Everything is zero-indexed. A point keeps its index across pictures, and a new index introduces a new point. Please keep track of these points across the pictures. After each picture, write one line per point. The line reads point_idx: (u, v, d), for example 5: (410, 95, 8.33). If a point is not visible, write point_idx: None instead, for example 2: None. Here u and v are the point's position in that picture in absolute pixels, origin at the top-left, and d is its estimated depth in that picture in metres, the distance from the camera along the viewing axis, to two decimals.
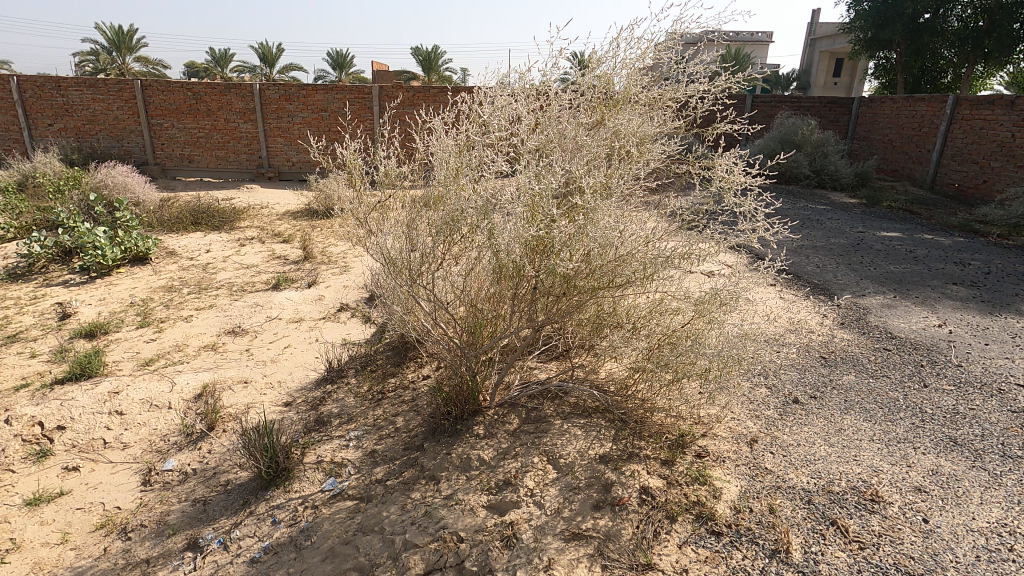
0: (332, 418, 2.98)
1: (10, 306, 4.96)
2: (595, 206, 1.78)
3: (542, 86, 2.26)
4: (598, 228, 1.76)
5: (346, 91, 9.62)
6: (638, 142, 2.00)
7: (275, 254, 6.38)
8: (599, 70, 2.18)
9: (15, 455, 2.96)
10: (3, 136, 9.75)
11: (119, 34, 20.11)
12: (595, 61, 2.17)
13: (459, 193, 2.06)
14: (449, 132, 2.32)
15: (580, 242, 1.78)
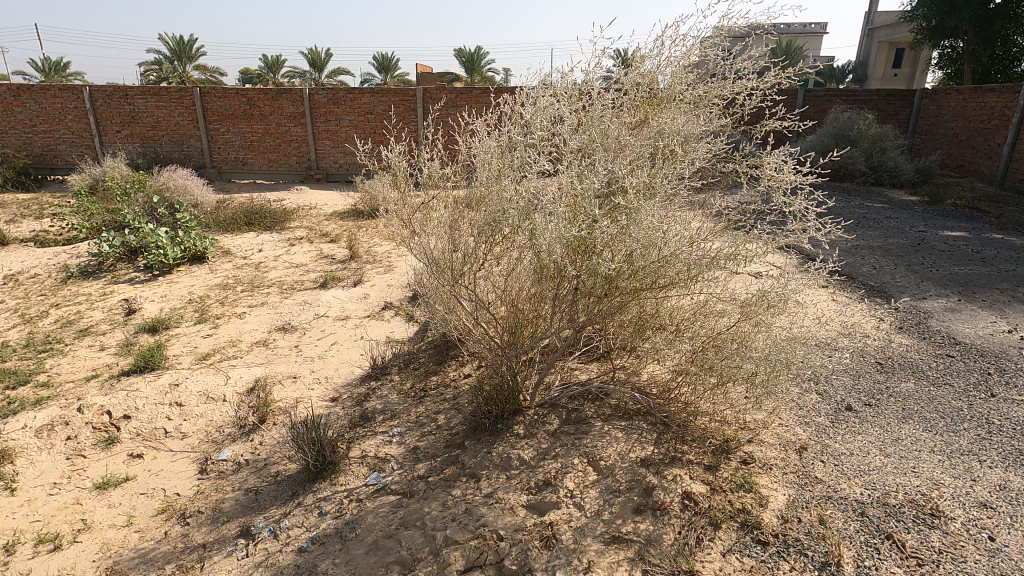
0: (376, 414, 3.06)
1: (82, 302, 5.32)
2: (638, 206, 1.75)
3: (583, 86, 2.25)
4: (640, 229, 1.73)
5: (391, 94, 9.81)
6: (683, 140, 1.95)
7: (323, 254, 6.58)
8: (642, 67, 2.15)
9: (86, 441, 3.17)
10: (77, 143, 10.45)
11: (180, 44, 21.21)
12: (639, 58, 2.12)
13: (499, 194, 2.07)
14: (491, 133, 2.32)
15: (623, 243, 1.76)
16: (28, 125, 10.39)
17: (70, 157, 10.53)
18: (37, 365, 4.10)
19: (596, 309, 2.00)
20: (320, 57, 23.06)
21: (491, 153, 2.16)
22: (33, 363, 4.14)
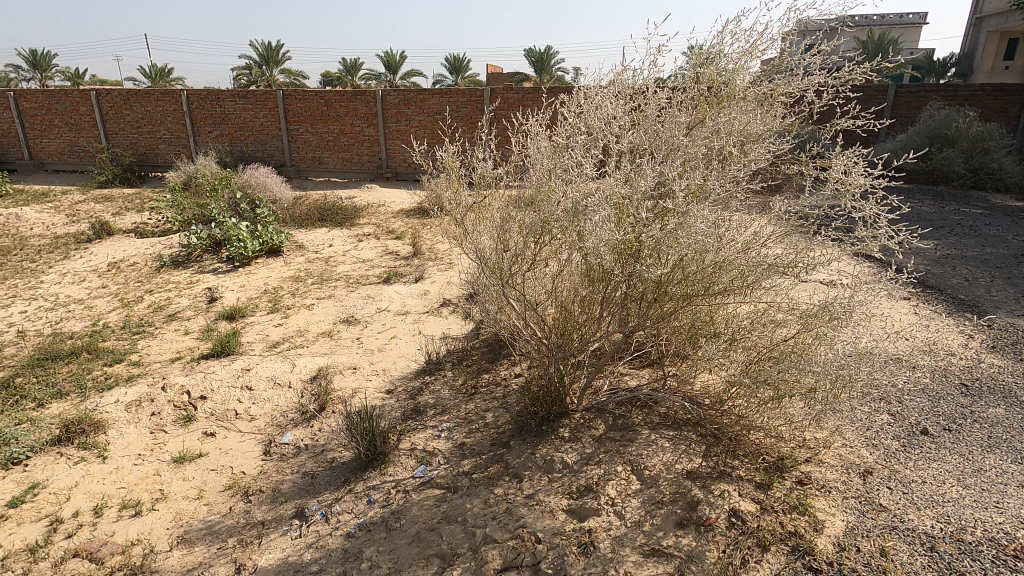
0: (428, 408, 3.14)
1: (171, 289, 5.78)
2: (687, 209, 1.69)
3: (637, 85, 2.20)
4: (690, 234, 1.67)
5: (460, 95, 9.99)
6: (740, 141, 1.86)
7: (388, 250, 6.81)
8: (699, 64, 2.07)
9: (168, 418, 3.45)
10: (174, 143, 11.37)
11: (268, 49, 22.60)
12: (696, 55, 2.04)
13: (548, 195, 2.07)
14: (543, 134, 2.31)
15: (671, 247, 1.71)
16: (134, 126, 11.42)
17: (169, 156, 11.48)
18: (131, 346, 4.50)
19: (643, 315, 1.95)
20: (396, 60, 23.91)
21: (541, 153, 2.15)
22: (128, 343, 4.55)
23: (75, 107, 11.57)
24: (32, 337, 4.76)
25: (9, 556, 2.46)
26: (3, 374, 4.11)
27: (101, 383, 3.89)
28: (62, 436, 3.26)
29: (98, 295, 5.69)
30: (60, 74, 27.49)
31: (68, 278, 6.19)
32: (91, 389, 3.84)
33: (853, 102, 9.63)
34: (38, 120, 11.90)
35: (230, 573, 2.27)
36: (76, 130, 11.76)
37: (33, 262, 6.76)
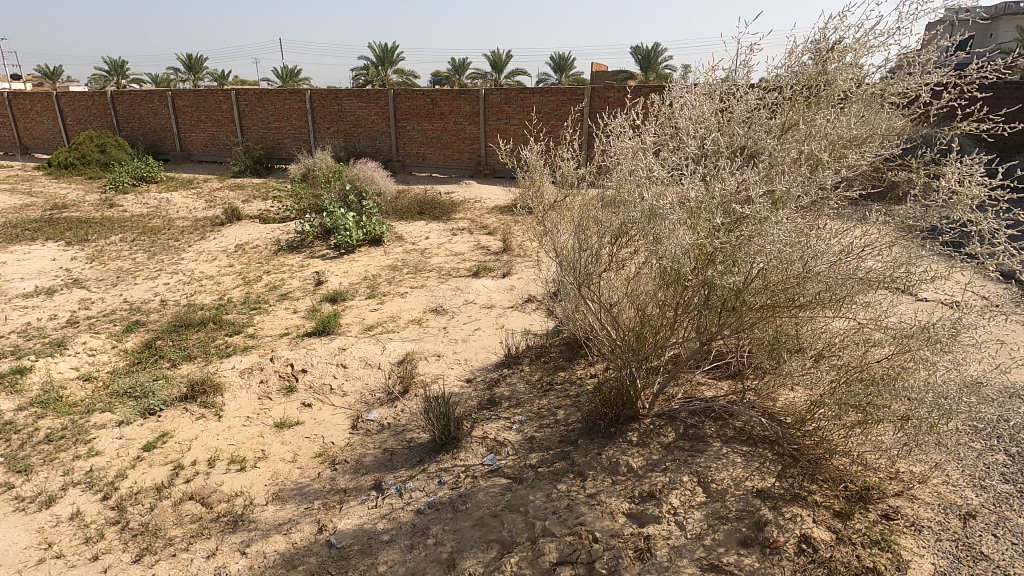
0: (503, 400, 3.23)
1: (285, 271, 6.37)
2: (767, 216, 1.62)
3: (729, 84, 2.12)
4: (768, 242, 1.60)
5: (560, 93, 10.01)
6: (835, 145, 1.75)
7: (480, 245, 7.02)
8: (797, 62, 1.96)
9: (274, 386, 3.82)
10: (298, 138, 12.45)
11: (385, 51, 24.01)
12: (793, 53, 1.94)
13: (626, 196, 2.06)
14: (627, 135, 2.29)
15: (748, 255, 1.65)
16: (265, 123, 12.64)
17: (292, 150, 12.59)
18: (248, 319, 5.03)
19: (718, 324, 1.89)
20: (502, 59, 24.46)
21: (622, 153, 2.14)
22: (247, 317, 5.09)
23: (219, 105, 13.03)
24: (172, 306, 5.47)
25: (141, 491, 2.88)
26: (148, 336, 4.77)
27: (222, 351, 4.40)
28: (189, 393, 3.73)
29: (226, 272, 6.41)
30: (209, 76, 31.01)
31: (203, 257, 7.02)
32: (214, 355, 4.35)
33: (1002, 99, 8.46)
34: (189, 116, 13.55)
35: (313, 531, 2.50)
36: (218, 125, 13.25)
37: (177, 241, 7.74)
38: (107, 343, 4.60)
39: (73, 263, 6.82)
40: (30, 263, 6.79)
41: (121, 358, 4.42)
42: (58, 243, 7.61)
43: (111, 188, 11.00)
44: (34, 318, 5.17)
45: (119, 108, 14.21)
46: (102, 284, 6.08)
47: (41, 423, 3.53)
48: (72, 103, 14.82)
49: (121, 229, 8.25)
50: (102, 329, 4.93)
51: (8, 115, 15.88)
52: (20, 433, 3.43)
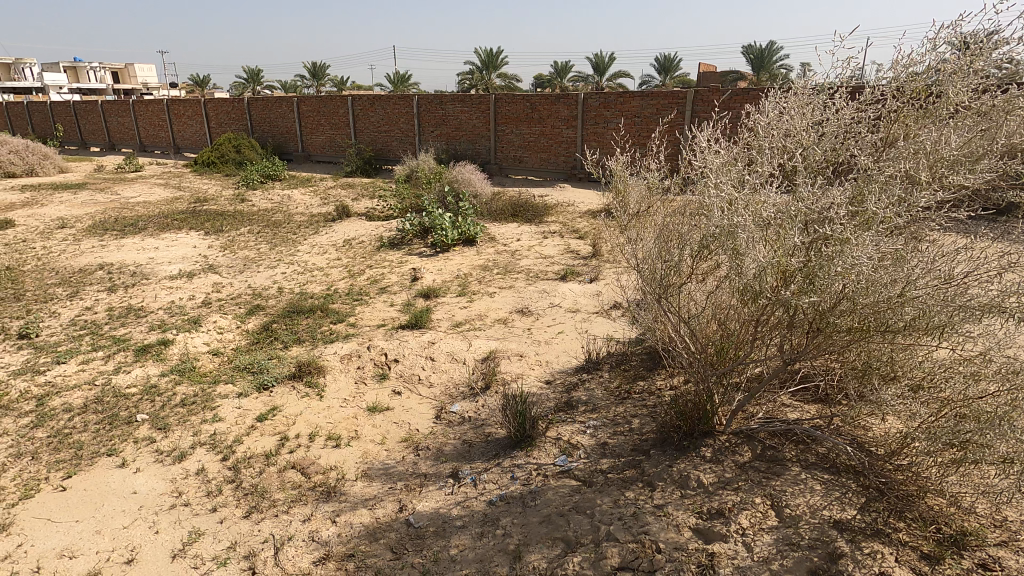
0: (579, 404, 3.29)
1: (385, 266, 6.82)
2: (851, 237, 1.57)
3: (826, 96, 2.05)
4: (850, 263, 1.56)
5: (661, 97, 9.79)
6: (937, 163, 1.66)
7: (570, 248, 7.08)
8: (900, 73, 1.86)
9: (369, 373, 4.15)
10: (404, 141, 13.20)
11: (490, 55, 24.77)
12: (898, 64, 1.84)
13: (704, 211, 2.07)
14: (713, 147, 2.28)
15: (828, 276, 1.61)
16: (376, 126, 13.53)
17: (399, 152, 13.37)
18: (351, 310, 5.46)
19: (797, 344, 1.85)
20: (605, 61, 24.32)
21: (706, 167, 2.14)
22: (350, 307, 5.54)
23: (337, 110, 14.14)
24: (287, 293, 6.07)
25: (254, 456, 3.26)
26: (266, 319, 5.33)
27: (327, 337, 4.83)
28: (297, 373, 4.15)
29: (334, 265, 6.98)
30: (330, 82, 33.65)
31: (316, 250, 7.69)
32: (320, 340, 4.79)
33: None
34: (311, 119, 14.82)
35: (395, 509, 2.70)
36: (335, 128, 14.38)
37: (295, 234, 8.53)
38: (233, 323, 5.21)
39: (210, 251, 7.75)
40: (177, 249, 7.81)
41: (243, 338, 5.00)
42: (199, 233, 8.68)
43: (243, 185, 12.33)
44: (177, 298, 5.97)
45: (253, 113, 15.86)
46: (232, 270, 6.87)
47: (179, 389, 4.09)
48: (216, 109, 16.75)
49: (249, 222, 9.23)
50: (230, 310, 5.58)
51: (166, 119, 18.26)
52: (162, 396, 4.00)
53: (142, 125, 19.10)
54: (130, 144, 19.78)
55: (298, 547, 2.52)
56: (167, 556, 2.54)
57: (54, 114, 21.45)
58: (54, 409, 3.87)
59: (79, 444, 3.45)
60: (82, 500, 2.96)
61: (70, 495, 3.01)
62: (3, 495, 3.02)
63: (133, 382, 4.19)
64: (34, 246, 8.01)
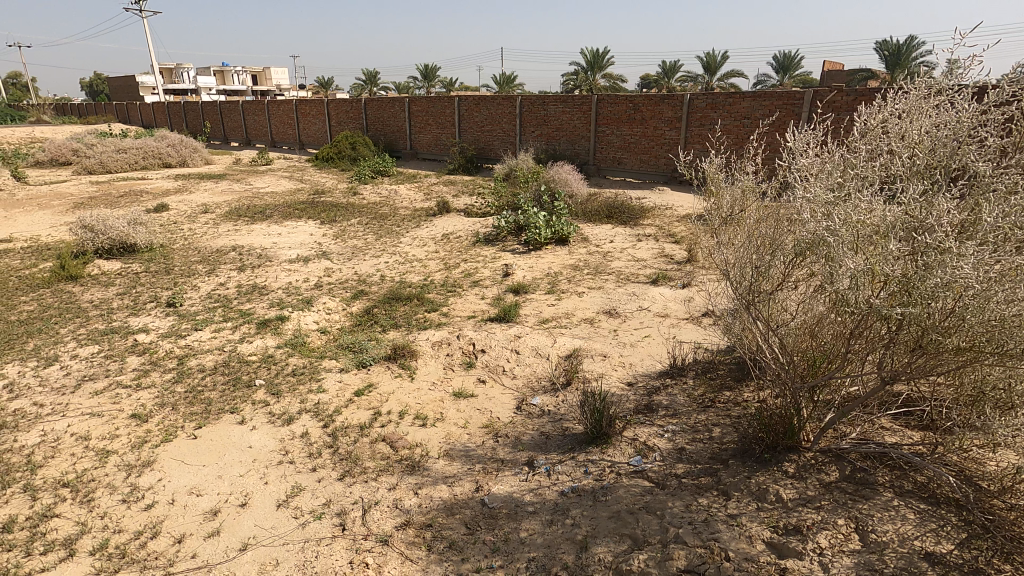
0: (660, 408, 3.26)
1: (479, 261, 7.08)
2: (958, 248, 1.50)
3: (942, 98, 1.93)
4: (953, 274, 1.49)
5: (774, 98, 9.27)
6: None
7: (664, 253, 6.92)
8: None
9: (457, 361, 4.36)
10: (506, 140, 13.55)
11: (596, 56, 24.83)
12: None
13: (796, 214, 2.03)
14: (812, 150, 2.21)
15: (928, 287, 1.55)
16: (479, 126, 14.00)
17: (500, 152, 13.74)
18: (444, 300, 5.75)
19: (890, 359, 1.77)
20: (717, 61, 23.37)
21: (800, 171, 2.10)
22: (444, 298, 5.83)
23: (444, 110, 14.81)
24: (388, 281, 6.50)
25: (350, 426, 3.57)
26: (368, 304, 5.77)
27: (421, 324, 5.13)
28: (392, 355, 4.46)
29: (432, 257, 7.36)
30: (439, 83, 35.19)
31: (416, 242, 8.14)
32: (415, 327, 5.10)
33: None
34: (420, 119, 15.62)
35: (472, 489, 2.85)
36: (442, 128, 15.06)
37: (398, 227, 9.09)
38: (339, 305, 5.69)
39: (324, 239, 8.47)
40: (296, 236, 8.62)
41: (348, 319, 5.44)
42: (315, 222, 9.50)
43: (356, 179, 13.30)
44: (294, 279, 6.61)
45: (369, 112, 17.00)
46: (341, 257, 7.47)
47: (291, 360, 4.55)
48: (337, 108, 18.15)
49: (359, 214, 9.95)
50: (337, 293, 6.09)
51: (293, 118, 20.07)
52: (277, 365, 4.48)
53: (274, 123, 21.16)
54: (263, 140, 21.96)
55: (383, 511, 2.74)
56: (274, 504, 2.87)
57: (204, 113, 24.32)
58: (191, 369, 4.47)
59: (208, 401, 3.97)
60: (209, 448, 3.41)
61: (199, 442, 3.48)
62: (150, 436, 3.56)
63: (254, 351, 4.73)
64: (182, 227, 9.20)
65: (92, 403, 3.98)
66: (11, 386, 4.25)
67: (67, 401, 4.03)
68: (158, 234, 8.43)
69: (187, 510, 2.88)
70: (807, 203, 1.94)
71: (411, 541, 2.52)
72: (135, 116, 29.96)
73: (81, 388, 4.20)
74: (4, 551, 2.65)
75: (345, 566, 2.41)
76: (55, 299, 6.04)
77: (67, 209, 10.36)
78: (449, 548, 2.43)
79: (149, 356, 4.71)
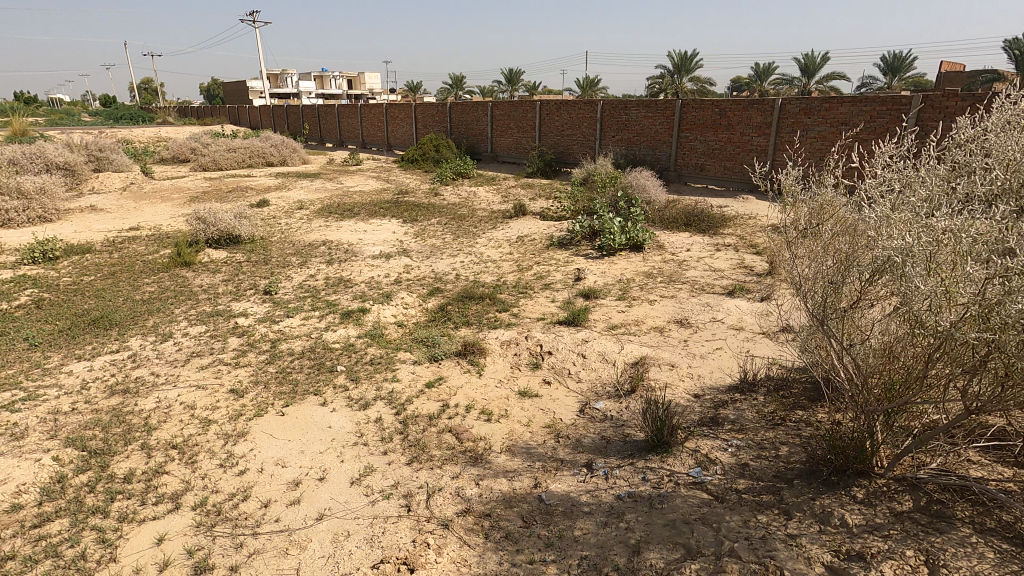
0: (726, 422, 3.20)
1: (552, 265, 7.17)
2: None
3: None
4: None
5: (877, 103, 8.73)
6: None
7: (743, 264, 6.69)
8: None
9: (524, 361, 4.48)
10: (585, 145, 13.55)
11: (684, 59, 24.33)
12: None
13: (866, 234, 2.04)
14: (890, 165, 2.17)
15: (1009, 314, 1.53)
16: (559, 130, 14.10)
17: (579, 156, 13.77)
18: (515, 301, 5.89)
19: (967, 383, 1.76)
20: (815, 63, 22.11)
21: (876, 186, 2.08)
22: (515, 299, 5.98)
23: (526, 114, 15.04)
24: (463, 280, 6.74)
25: (420, 415, 3.78)
26: (443, 301, 6.02)
27: (491, 323, 5.29)
28: (463, 351, 4.65)
29: (506, 259, 7.54)
30: (522, 87, 35.74)
31: (492, 244, 8.36)
32: (486, 325, 5.27)
33: None
34: (501, 123, 15.96)
35: (530, 484, 2.95)
36: (522, 132, 15.30)
37: (476, 228, 9.36)
38: (416, 301, 5.98)
39: (405, 237, 8.89)
40: (380, 233, 9.12)
41: (423, 315, 5.71)
42: (398, 220, 9.99)
43: (438, 180, 13.80)
44: (376, 274, 7.00)
45: (453, 116, 17.58)
46: (421, 255, 7.82)
47: (370, 350, 4.86)
48: (423, 112, 18.90)
49: (439, 214, 10.34)
50: (415, 290, 6.40)
51: (383, 121, 21.13)
52: (357, 354, 4.80)
53: (365, 126, 22.38)
54: (355, 142, 23.25)
55: (445, 497, 2.90)
56: (348, 481, 3.11)
57: (304, 115, 26.11)
58: (282, 352, 4.89)
59: (296, 382, 4.33)
60: (294, 425, 3.74)
61: (286, 419, 3.82)
62: (245, 410, 3.95)
63: (337, 339, 5.09)
64: (280, 222, 9.98)
65: (198, 377, 4.46)
66: (134, 357, 4.84)
67: (178, 373, 4.54)
68: (259, 227, 9.20)
69: (274, 478, 3.19)
70: (877, 225, 1.96)
71: (470, 528, 2.65)
72: (245, 118, 32.65)
73: (189, 362, 4.72)
74: (124, 498, 3.06)
75: (409, 543, 2.58)
76: (172, 283, 6.78)
77: (185, 202, 11.53)
78: (505, 538, 2.54)
79: (247, 338, 5.19)
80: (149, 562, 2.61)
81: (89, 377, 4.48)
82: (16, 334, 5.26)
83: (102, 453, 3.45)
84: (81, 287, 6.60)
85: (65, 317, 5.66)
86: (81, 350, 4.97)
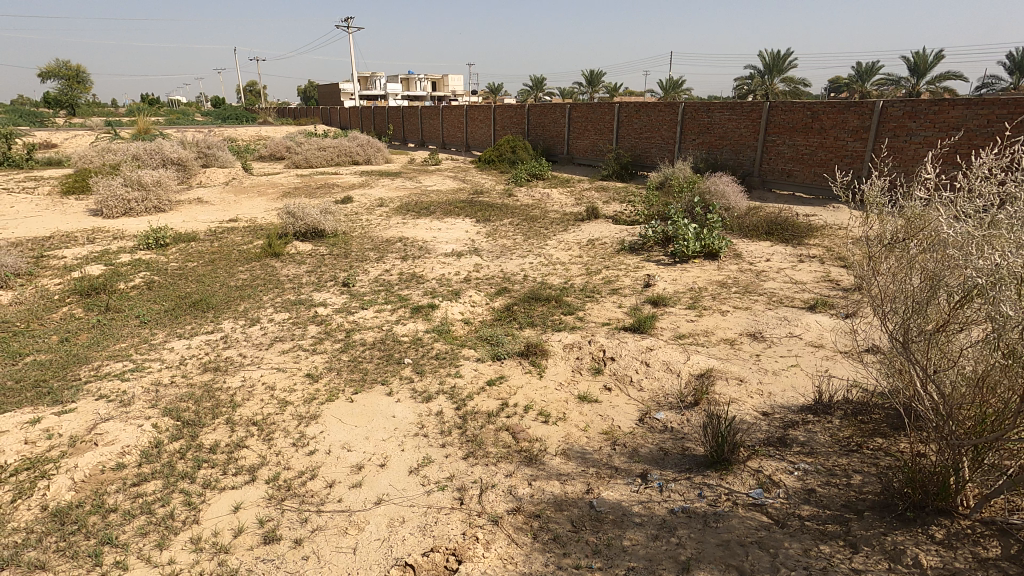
0: (794, 444, 3.03)
1: (622, 269, 7.07)
2: None
3: None
4: None
5: (997, 106, 7.85)
6: None
7: (828, 277, 6.28)
8: None
9: (586, 365, 4.45)
10: (664, 148, 13.21)
11: (776, 59, 23.18)
12: None
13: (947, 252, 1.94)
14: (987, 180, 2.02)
15: None
16: (637, 133, 13.85)
17: (656, 159, 13.45)
18: (582, 304, 5.86)
19: None
20: (927, 61, 20.33)
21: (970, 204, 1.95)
22: (581, 302, 5.95)
23: (604, 116, 14.89)
24: (530, 281, 6.79)
25: (479, 412, 3.86)
26: (510, 301, 6.09)
27: (556, 326, 5.30)
28: (525, 351, 4.70)
29: (575, 262, 7.52)
30: (603, 89, 35.40)
31: (562, 246, 8.36)
32: (550, 327, 5.28)
33: None
34: (579, 125, 15.89)
35: (583, 490, 2.94)
36: (600, 134, 15.16)
37: (547, 229, 9.39)
38: (483, 300, 6.09)
39: (478, 236, 9.07)
40: (453, 232, 9.37)
41: (490, 314, 5.81)
42: (472, 220, 10.21)
43: (513, 182, 13.97)
44: (447, 271, 7.21)
45: (531, 118, 17.71)
46: (491, 255, 7.96)
47: (436, 345, 5.02)
48: (503, 113, 19.16)
49: (512, 215, 10.47)
50: (483, 288, 6.53)
51: (463, 122, 21.65)
52: (423, 348, 4.97)
53: (446, 126, 23.03)
54: (435, 142, 23.98)
55: (498, 495, 2.95)
56: (407, 470, 3.24)
57: (389, 116, 27.26)
58: (355, 341, 5.15)
59: (366, 371, 4.56)
60: (361, 412, 3.93)
61: (354, 406, 4.02)
62: (318, 394, 4.20)
63: (406, 333, 5.29)
64: (362, 218, 10.50)
65: (280, 360, 4.79)
66: (226, 338, 5.28)
67: (262, 355, 4.91)
68: (342, 222, 9.73)
69: (339, 460, 3.37)
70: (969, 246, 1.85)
71: (519, 527, 2.68)
72: (336, 119, 34.59)
73: (273, 346, 5.08)
74: (208, 467, 3.35)
75: (459, 535, 2.65)
76: (263, 272, 7.32)
77: (278, 197, 12.38)
78: (554, 541, 2.55)
79: (324, 326, 5.52)
80: (225, 526, 2.85)
81: (187, 354, 4.94)
82: (131, 311, 5.89)
83: (193, 424, 3.80)
84: (185, 272, 7.27)
85: (171, 298, 6.26)
86: (182, 329, 5.48)
